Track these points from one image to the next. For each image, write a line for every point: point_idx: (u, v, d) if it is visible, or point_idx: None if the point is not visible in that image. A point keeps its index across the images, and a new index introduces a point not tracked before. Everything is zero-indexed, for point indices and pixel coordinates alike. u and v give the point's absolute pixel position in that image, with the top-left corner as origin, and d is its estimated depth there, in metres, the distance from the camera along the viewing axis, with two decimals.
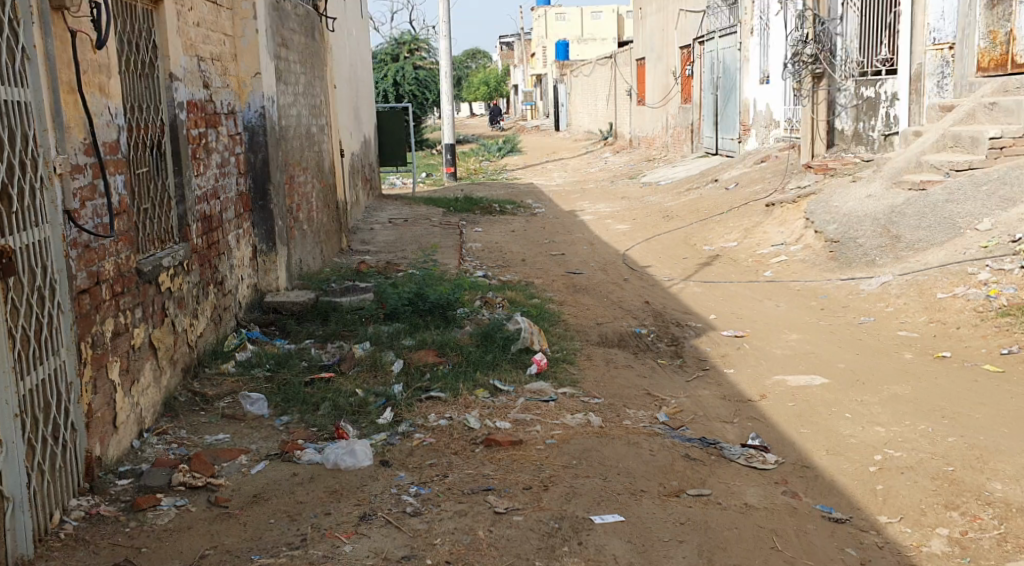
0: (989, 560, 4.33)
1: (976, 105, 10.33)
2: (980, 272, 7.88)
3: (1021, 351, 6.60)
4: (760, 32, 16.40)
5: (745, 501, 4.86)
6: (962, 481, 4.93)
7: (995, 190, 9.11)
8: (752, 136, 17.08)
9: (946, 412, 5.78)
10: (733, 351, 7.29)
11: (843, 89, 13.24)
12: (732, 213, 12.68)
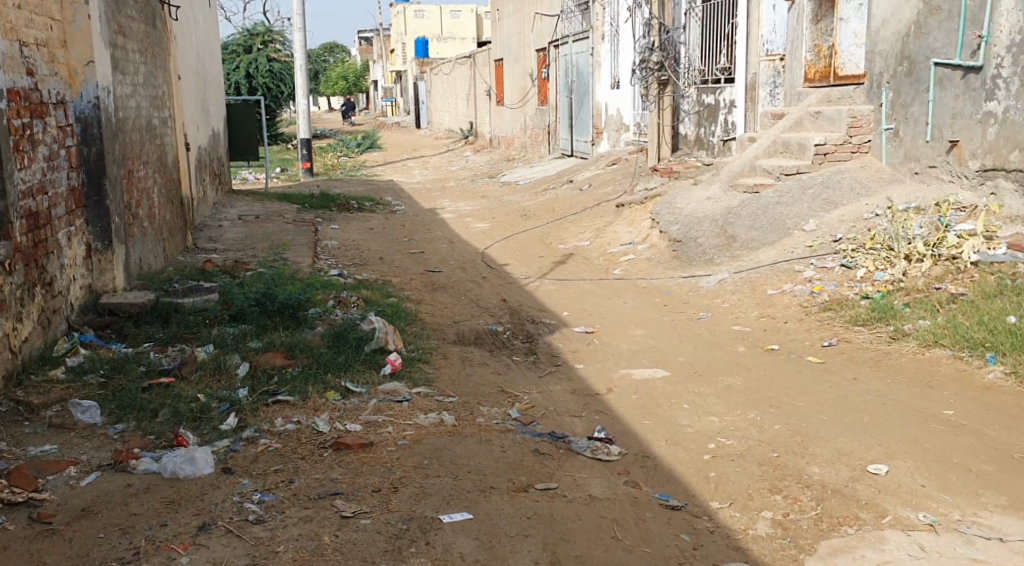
0: (807, 539, 4.58)
1: (803, 113, 10.87)
2: (806, 270, 8.34)
3: (840, 342, 6.97)
4: (610, 38, 16.82)
5: (589, 493, 4.98)
6: (784, 466, 5.19)
7: (820, 194, 9.69)
8: (604, 139, 17.52)
9: (773, 401, 6.07)
10: (584, 347, 7.45)
11: (686, 95, 13.89)
12: (586, 213, 12.92)
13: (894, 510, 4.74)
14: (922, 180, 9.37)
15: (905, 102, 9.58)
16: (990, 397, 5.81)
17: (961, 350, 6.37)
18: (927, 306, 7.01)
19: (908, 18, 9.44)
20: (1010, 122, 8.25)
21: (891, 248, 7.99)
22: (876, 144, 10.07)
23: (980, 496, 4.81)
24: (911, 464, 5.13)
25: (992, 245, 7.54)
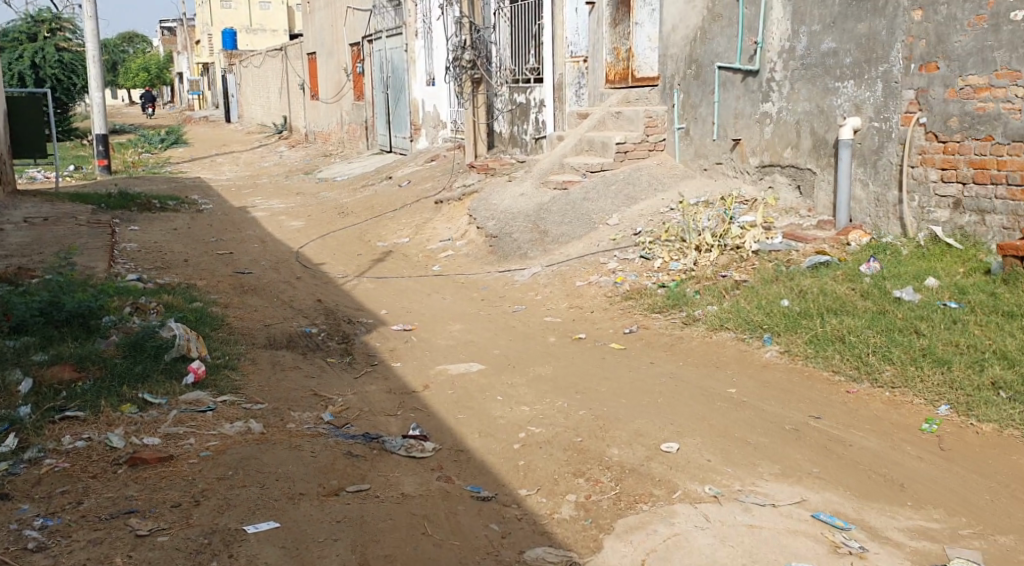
0: (606, 518, 4.72)
1: (605, 113, 11.23)
2: (610, 262, 8.64)
3: (641, 329, 7.22)
4: (423, 35, 16.80)
5: (402, 491, 4.93)
6: (587, 449, 5.34)
7: (620, 190, 10.01)
8: (422, 135, 17.51)
9: (580, 388, 6.24)
10: (400, 345, 7.42)
11: (499, 94, 14.09)
12: (404, 209, 12.87)
13: (684, 484, 4.95)
14: (710, 176, 9.94)
15: (694, 103, 10.09)
16: (767, 374, 6.13)
17: (742, 332, 6.70)
18: (715, 293, 7.36)
19: (694, 24, 9.93)
20: (782, 122, 8.80)
21: (683, 240, 8.41)
22: (671, 143, 10.60)
23: (757, 466, 5.06)
24: (699, 440, 5.37)
25: (770, 236, 8.22)
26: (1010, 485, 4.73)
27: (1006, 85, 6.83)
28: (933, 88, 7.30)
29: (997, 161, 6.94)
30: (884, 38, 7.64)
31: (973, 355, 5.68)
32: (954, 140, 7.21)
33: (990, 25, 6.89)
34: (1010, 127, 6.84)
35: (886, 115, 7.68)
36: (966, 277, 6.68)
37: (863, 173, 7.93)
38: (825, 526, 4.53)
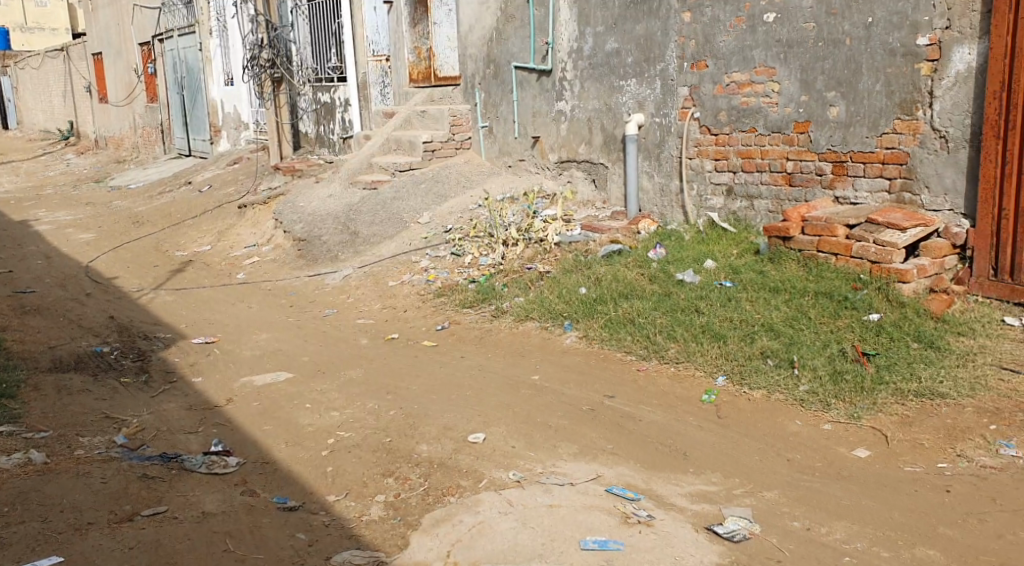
0: (415, 514, 4.67)
1: (410, 112, 11.26)
2: (421, 261, 8.73)
3: (453, 325, 7.27)
4: (218, 33, 16.30)
5: (202, 509, 4.79)
6: (395, 448, 5.31)
7: (431, 188, 10.10)
8: (223, 137, 17.00)
9: (390, 388, 6.22)
10: (202, 359, 7.20)
11: (302, 94, 13.84)
12: (207, 216, 12.46)
13: (489, 473, 4.98)
14: (514, 173, 10.23)
15: (494, 102, 10.35)
16: (566, 359, 6.29)
17: (546, 321, 6.86)
18: (521, 285, 7.54)
19: (489, 24, 10.19)
20: (575, 120, 9.20)
21: (491, 235, 8.59)
22: (476, 141, 10.85)
23: (557, 448, 5.17)
24: (505, 428, 5.44)
25: (570, 227, 8.53)
26: (776, 446, 4.96)
27: (764, 81, 7.30)
28: (704, 85, 7.78)
29: (760, 150, 7.41)
30: (660, 39, 8.09)
31: (746, 329, 5.96)
32: (724, 133, 7.70)
33: (747, 26, 7.34)
34: (770, 120, 7.30)
35: (664, 112, 8.15)
36: (740, 258, 7.06)
37: (648, 166, 8.40)
38: (617, 499, 4.62)
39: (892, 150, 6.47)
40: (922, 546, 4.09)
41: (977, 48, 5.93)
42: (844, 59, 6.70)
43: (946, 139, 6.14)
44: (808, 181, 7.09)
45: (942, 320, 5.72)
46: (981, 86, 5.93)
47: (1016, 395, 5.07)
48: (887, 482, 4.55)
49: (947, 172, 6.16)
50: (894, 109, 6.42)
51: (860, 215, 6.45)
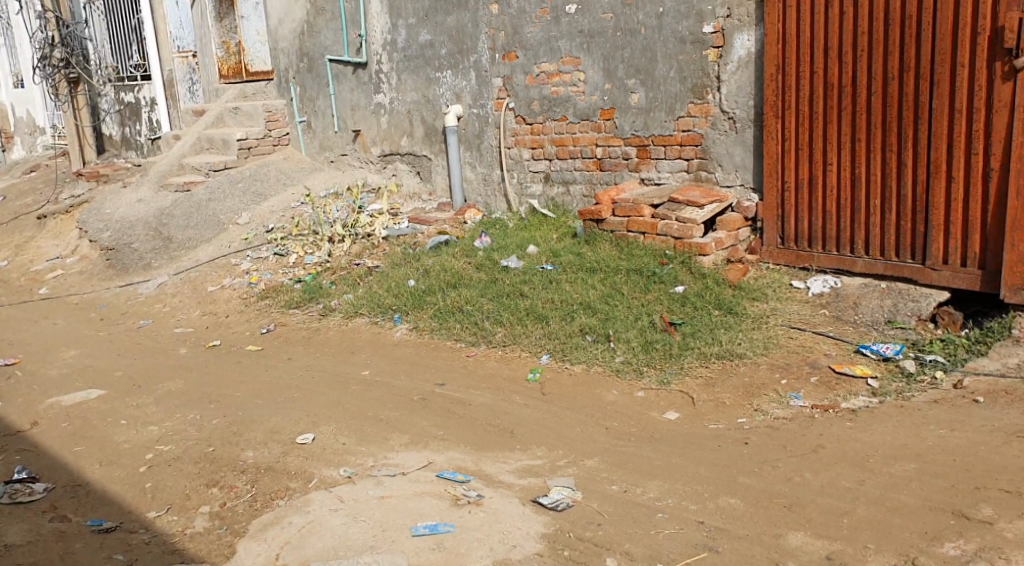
0: (241, 522, 4.62)
1: (221, 110, 10.95)
2: (242, 263, 8.56)
3: (278, 327, 7.18)
4: (3, 33, 15.33)
5: (6, 542, 4.54)
6: (219, 457, 5.23)
7: (249, 187, 9.93)
8: (15, 144, 15.98)
9: (213, 397, 6.10)
10: (4, 384, 6.81)
11: (103, 94, 13.24)
12: (3, 229, 11.72)
13: (318, 471, 4.99)
14: (337, 168, 10.18)
15: (310, 96, 10.26)
16: (397, 351, 6.32)
17: (374, 315, 6.87)
18: (349, 281, 7.53)
19: (299, 18, 10.08)
20: (395, 113, 9.26)
21: (316, 233, 8.52)
22: (295, 137, 10.72)
23: (388, 440, 5.24)
24: (334, 426, 5.45)
25: (397, 220, 8.65)
26: (596, 416, 5.22)
27: (570, 70, 7.58)
28: (516, 76, 7.99)
29: (572, 138, 7.69)
30: (471, 31, 8.25)
31: (565, 309, 6.20)
32: (538, 122, 7.93)
33: (552, 18, 7.61)
34: (579, 108, 7.60)
35: (481, 103, 8.33)
36: (560, 241, 7.30)
37: (470, 156, 8.59)
38: (447, 483, 4.75)
39: (688, 133, 6.88)
40: (725, 496, 4.42)
41: (754, 35, 6.36)
42: (641, 48, 7.06)
43: (734, 120, 6.58)
44: (616, 165, 7.41)
45: (739, 288, 6.15)
46: (760, 70, 6.37)
47: (804, 350, 5.53)
48: (694, 441, 4.89)
49: (737, 151, 6.61)
50: (687, 94, 6.83)
51: (663, 194, 6.82)
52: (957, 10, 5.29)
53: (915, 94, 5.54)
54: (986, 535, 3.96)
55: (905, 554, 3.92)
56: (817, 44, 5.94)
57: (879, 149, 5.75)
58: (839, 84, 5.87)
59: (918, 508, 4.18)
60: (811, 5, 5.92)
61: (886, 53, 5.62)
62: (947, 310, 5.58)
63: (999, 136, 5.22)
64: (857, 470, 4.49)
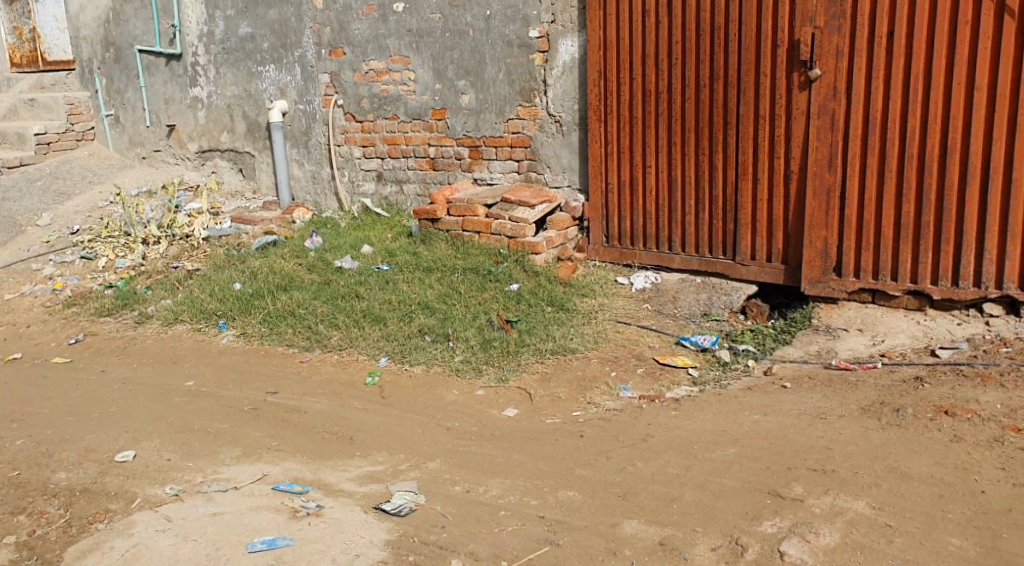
0: (55, 550, 4.35)
1: (15, 101, 10.05)
2: (44, 267, 7.99)
3: (88, 337, 6.76)
4: None
5: None
6: (26, 482, 4.90)
7: (49, 185, 9.22)
8: None
9: (17, 415, 5.68)
10: None
11: None
12: None
13: (142, 491, 4.77)
14: (149, 164, 9.72)
15: (119, 89, 9.72)
16: (225, 359, 6.11)
17: (197, 322, 6.61)
18: (167, 286, 7.19)
19: (104, 5, 9.55)
20: (213, 107, 8.94)
21: (128, 234, 8.08)
22: (101, 131, 10.06)
23: (218, 453, 5.07)
24: (156, 441, 5.22)
25: (218, 220, 8.38)
26: (436, 417, 5.26)
27: (400, 69, 7.55)
28: (343, 72, 7.88)
29: (403, 137, 7.67)
30: (294, 24, 8.07)
31: (403, 309, 6.19)
32: (368, 120, 7.86)
33: (379, 15, 7.55)
34: (410, 107, 7.58)
35: (307, 98, 8.16)
36: (394, 240, 7.27)
37: (297, 154, 8.42)
38: (283, 495, 4.65)
39: (518, 135, 7.00)
40: (563, 489, 4.56)
41: (577, 40, 6.53)
42: (469, 49, 7.12)
43: (560, 123, 6.76)
44: (449, 165, 7.46)
45: (569, 284, 6.32)
46: (583, 75, 6.56)
47: (630, 343, 5.76)
48: (531, 436, 5.02)
49: (564, 153, 6.79)
50: (516, 97, 6.95)
51: (496, 194, 6.92)
52: (759, 22, 5.62)
53: (724, 101, 5.86)
54: (798, 512, 4.24)
55: (729, 535, 4.16)
56: (635, 51, 6.17)
57: (693, 152, 6.05)
58: (656, 90, 6.13)
59: (738, 490, 4.44)
60: (629, 13, 6.16)
61: (698, 62, 5.92)
62: (755, 303, 5.90)
63: (797, 142, 5.58)
64: (682, 457, 4.73)
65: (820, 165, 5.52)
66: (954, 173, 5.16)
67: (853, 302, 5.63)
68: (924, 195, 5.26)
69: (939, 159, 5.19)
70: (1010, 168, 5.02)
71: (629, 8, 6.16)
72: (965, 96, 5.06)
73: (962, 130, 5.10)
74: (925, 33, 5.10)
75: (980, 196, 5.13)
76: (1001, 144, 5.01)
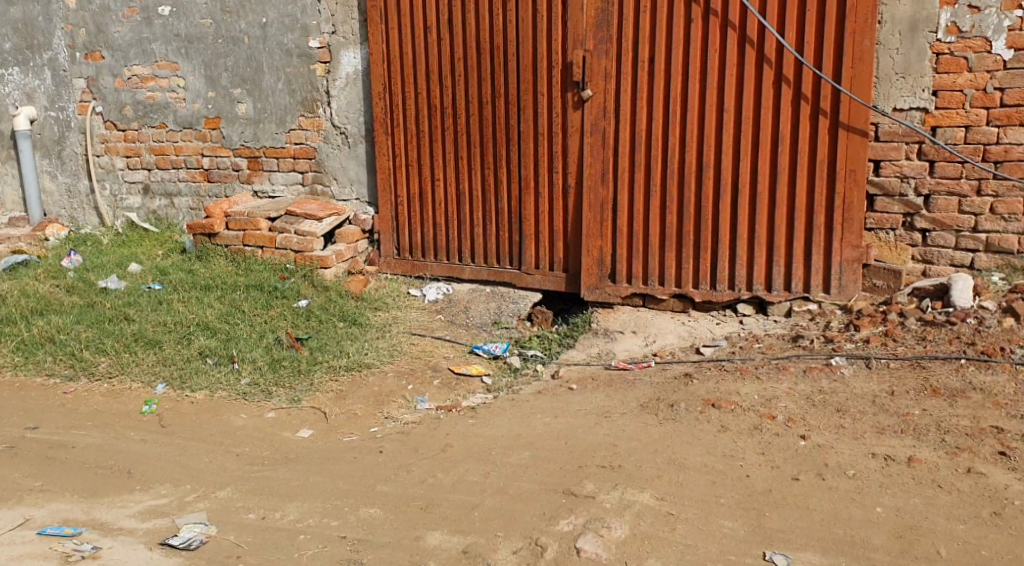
0: None
1: None
2: None
3: None
4: None
5: None
6: None
7: None
8: None
9: None
10: None
11: None
12: None
13: None
14: None
15: None
16: None
17: None
18: None
19: None
20: None
21: None
22: None
23: None
24: None
25: None
26: (223, 443, 5.02)
27: (167, 76, 7.14)
28: (102, 77, 7.36)
29: (173, 147, 7.27)
30: (42, 25, 7.44)
31: (180, 331, 5.85)
32: (132, 129, 7.39)
33: (142, 18, 7.11)
34: (179, 115, 7.18)
35: (60, 105, 7.56)
36: (166, 258, 6.89)
37: (48, 165, 7.77)
38: (51, 540, 4.25)
39: (301, 146, 6.83)
40: (364, 506, 4.49)
41: (359, 52, 6.49)
42: (245, 57, 6.84)
43: (346, 135, 6.66)
44: (225, 177, 7.14)
45: (361, 299, 6.27)
46: (367, 88, 6.52)
47: (425, 355, 5.80)
48: (329, 456, 4.92)
49: (351, 165, 6.70)
50: (297, 107, 6.76)
51: (278, 206, 6.75)
52: (535, 43, 5.85)
53: (505, 118, 6.04)
54: (591, 508, 4.34)
55: (529, 536, 4.21)
56: (418, 67, 6.24)
57: (476, 167, 6.19)
58: (440, 105, 6.23)
59: (534, 492, 4.51)
60: (410, 29, 6.21)
61: (479, 80, 6.07)
62: (540, 310, 6.15)
63: (573, 158, 5.86)
64: (481, 464, 4.78)
65: (594, 180, 5.82)
66: (709, 188, 5.57)
67: (627, 306, 5.94)
68: (685, 208, 5.64)
69: (695, 174, 5.59)
70: (756, 183, 5.47)
71: (409, 24, 6.21)
72: (717, 117, 5.48)
73: (715, 148, 5.52)
74: (681, 58, 5.49)
75: (732, 209, 5.56)
76: (747, 161, 5.46)
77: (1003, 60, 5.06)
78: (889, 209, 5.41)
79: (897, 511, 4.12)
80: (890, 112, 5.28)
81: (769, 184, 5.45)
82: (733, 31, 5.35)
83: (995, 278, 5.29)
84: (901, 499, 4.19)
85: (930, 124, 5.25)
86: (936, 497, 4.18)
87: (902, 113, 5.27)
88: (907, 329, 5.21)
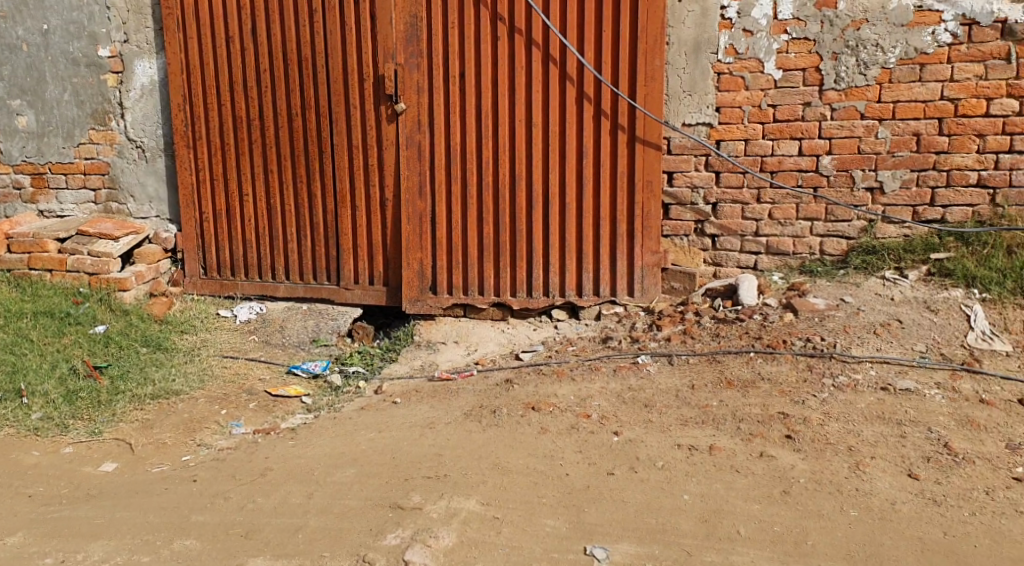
0: None
1: None
2: None
3: None
4: None
5: None
6: None
7: None
8: None
9: None
10: None
11: None
12: None
13: None
14: None
15: None
16: None
17: None
18: None
19: None
20: None
21: None
22: None
23: None
24: None
25: None
26: (14, 484, 4.63)
27: None
28: None
29: None
30: None
31: None
32: None
33: None
34: None
35: None
36: None
37: None
38: None
39: (91, 161, 6.45)
40: (179, 538, 4.25)
41: (155, 62, 6.23)
42: (25, 66, 6.39)
43: (142, 149, 6.36)
44: (4, 196, 6.66)
45: (165, 322, 6.04)
46: (165, 99, 6.27)
47: (238, 379, 5.63)
48: (136, 489, 4.63)
49: (148, 181, 6.41)
50: (86, 119, 6.39)
51: (66, 226, 6.36)
52: (345, 56, 5.84)
53: (317, 131, 5.97)
54: (418, 520, 4.29)
55: (355, 554, 4.12)
56: (221, 78, 6.08)
57: (289, 181, 6.08)
58: (247, 118, 6.09)
59: (360, 509, 4.40)
60: (211, 39, 6.05)
61: (288, 92, 5.98)
62: (361, 326, 6.10)
63: (389, 171, 5.88)
64: (303, 485, 4.61)
65: (411, 193, 5.86)
66: (521, 199, 5.75)
67: (448, 317, 6.00)
68: (500, 219, 5.79)
69: (509, 186, 5.75)
70: (565, 194, 5.70)
71: (211, 34, 6.04)
72: (526, 131, 5.68)
73: (525, 161, 5.70)
74: (490, 73, 5.64)
75: (543, 220, 5.77)
76: (556, 173, 5.69)
77: (774, 79, 5.54)
78: (682, 216, 5.80)
79: (701, 497, 4.34)
80: (679, 126, 5.68)
81: (577, 195, 5.70)
82: (538, 48, 5.56)
83: (775, 278, 5.76)
84: (705, 484, 4.41)
85: (714, 137, 5.67)
86: (734, 481, 4.41)
87: (691, 127, 5.68)
88: (702, 327, 5.53)
